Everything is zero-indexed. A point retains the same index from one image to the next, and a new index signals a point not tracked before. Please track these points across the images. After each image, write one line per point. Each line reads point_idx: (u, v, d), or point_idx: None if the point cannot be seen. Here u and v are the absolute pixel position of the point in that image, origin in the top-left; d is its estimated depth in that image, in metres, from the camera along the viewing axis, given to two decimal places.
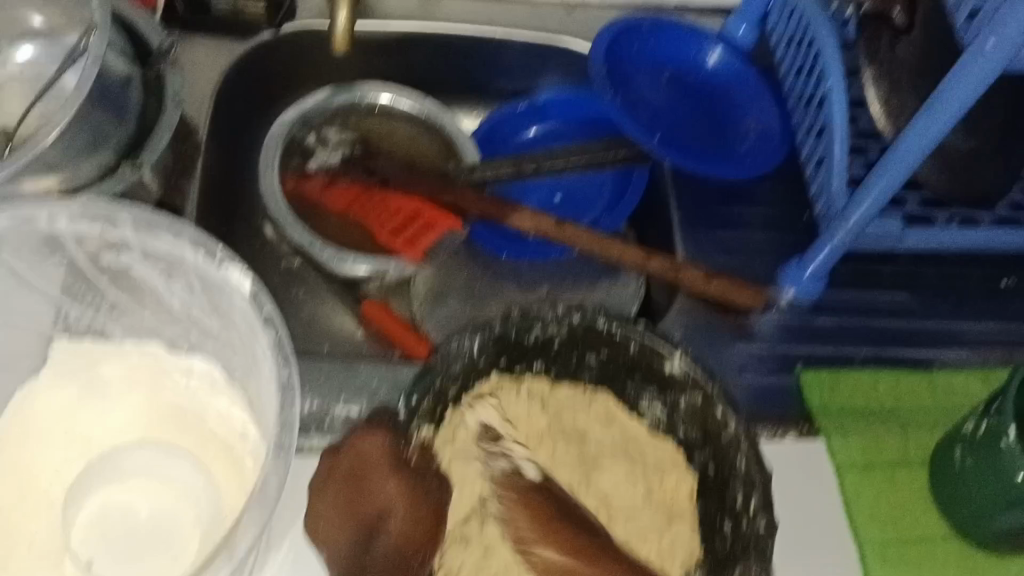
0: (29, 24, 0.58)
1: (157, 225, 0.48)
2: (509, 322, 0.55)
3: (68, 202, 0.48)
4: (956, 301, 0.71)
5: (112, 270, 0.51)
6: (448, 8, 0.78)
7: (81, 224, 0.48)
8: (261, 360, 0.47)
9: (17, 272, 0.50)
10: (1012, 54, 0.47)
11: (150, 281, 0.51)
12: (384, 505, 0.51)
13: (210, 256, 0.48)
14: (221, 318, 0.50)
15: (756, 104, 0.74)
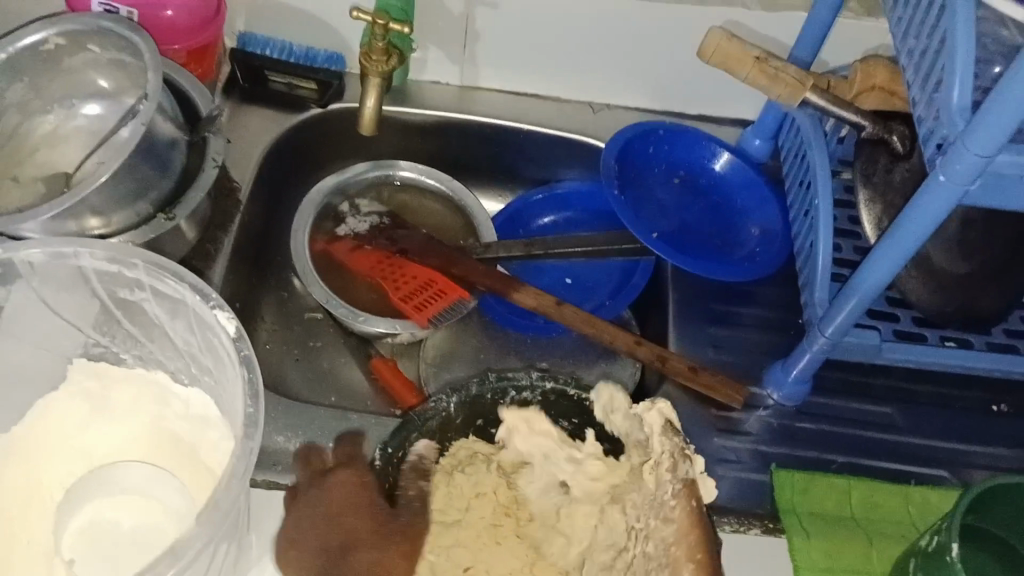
0: (99, 85, 0.66)
1: (165, 269, 0.54)
2: (486, 389, 0.59)
3: (94, 243, 0.54)
4: (946, 421, 0.72)
5: (131, 303, 0.56)
6: (483, 97, 0.84)
7: (101, 264, 0.54)
8: (238, 395, 0.50)
9: (45, 299, 0.56)
10: (967, 189, 0.49)
11: (158, 317, 0.56)
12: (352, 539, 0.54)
13: (206, 300, 0.52)
14: (213, 358, 0.54)
15: (764, 209, 0.78)
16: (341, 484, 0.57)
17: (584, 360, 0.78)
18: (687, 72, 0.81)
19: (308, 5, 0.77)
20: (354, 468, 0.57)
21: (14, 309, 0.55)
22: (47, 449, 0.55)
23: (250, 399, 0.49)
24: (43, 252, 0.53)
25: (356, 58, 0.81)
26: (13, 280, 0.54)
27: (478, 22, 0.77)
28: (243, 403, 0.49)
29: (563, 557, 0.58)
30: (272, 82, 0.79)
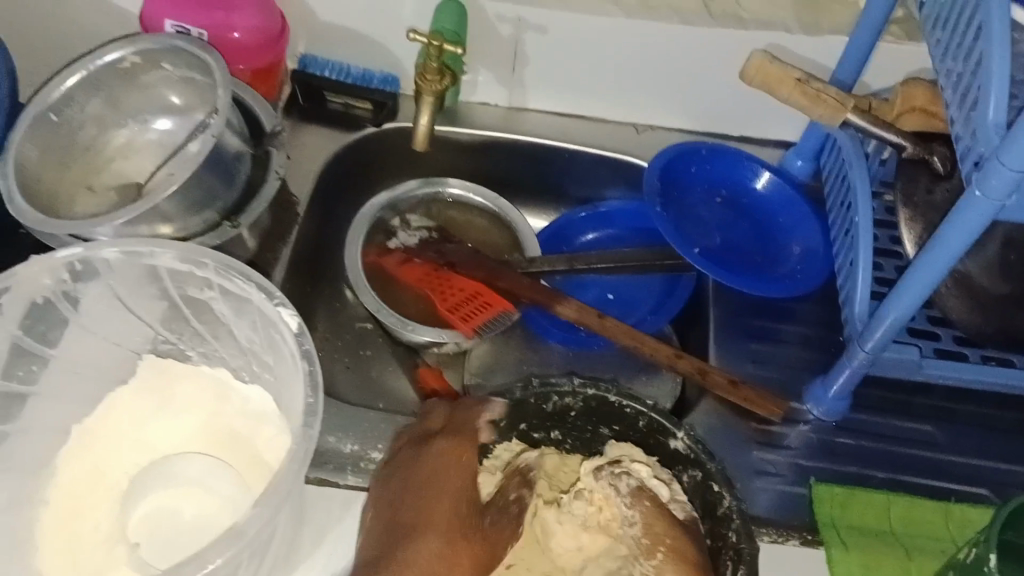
0: (170, 102, 0.70)
1: (232, 270, 0.57)
2: (530, 393, 0.61)
3: (170, 245, 0.57)
4: (987, 441, 0.72)
5: (198, 301, 0.60)
6: (530, 118, 0.87)
7: (177, 263, 0.58)
8: (299, 387, 0.53)
9: (120, 297, 0.60)
10: (1002, 204, 0.50)
11: (225, 316, 0.59)
12: (447, 519, 0.57)
13: (269, 298, 0.55)
14: (275, 355, 0.57)
15: (805, 228, 0.80)
16: (437, 462, 0.59)
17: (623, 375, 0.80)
18: (730, 96, 0.83)
19: (366, 29, 0.81)
20: (458, 441, 0.60)
21: (92, 302, 0.59)
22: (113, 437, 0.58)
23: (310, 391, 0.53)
24: (119, 250, 0.57)
25: (409, 79, 0.85)
26: (91, 276, 0.58)
27: (527, 46, 0.80)
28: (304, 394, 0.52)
29: (570, 559, 0.59)
30: (330, 103, 0.83)
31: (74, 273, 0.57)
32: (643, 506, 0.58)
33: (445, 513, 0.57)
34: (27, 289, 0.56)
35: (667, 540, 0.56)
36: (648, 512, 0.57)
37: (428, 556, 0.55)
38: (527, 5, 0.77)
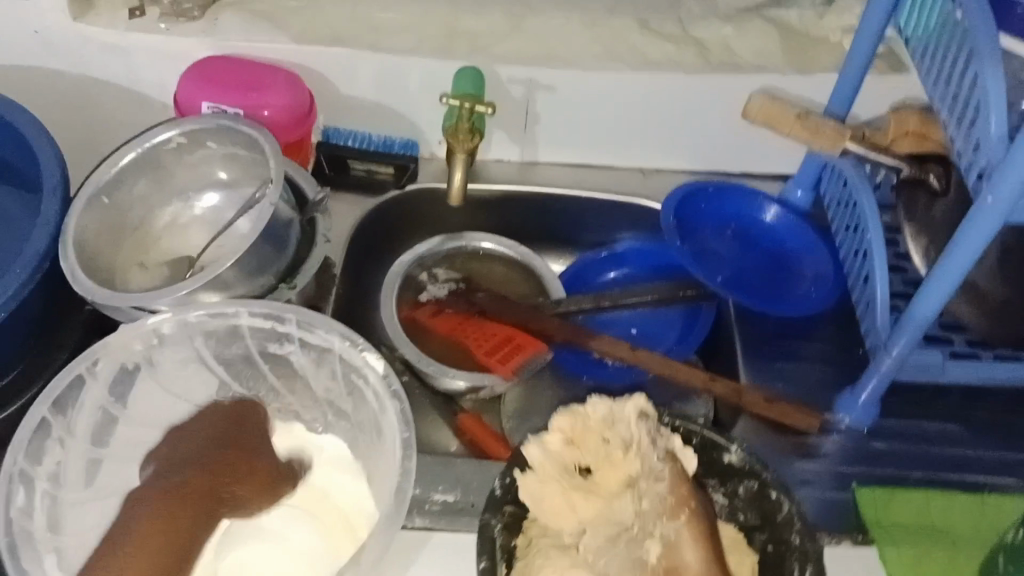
0: (218, 178, 0.74)
1: (315, 323, 0.63)
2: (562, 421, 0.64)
3: (252, 302, 0.63)
4: (1012, 434, 0.76)
5: (277, 357, 0.65)
6: (543, 171, 0.92)
7: (258, 319, 0.63)
8: (386, 426, 0.59)
9: (203, 357, 0.65)
10: (1011, 209, 0.55)
11: (303, 367, 0.65)
12: (226, 455, 0.60)
13: (352, 344, 0.62)
14: (354, 400, 0.63)
15: (814, 252, 0.84)
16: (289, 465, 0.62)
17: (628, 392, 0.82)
18: (729, 137, 0.89)
19: (387, 100, 0.86)
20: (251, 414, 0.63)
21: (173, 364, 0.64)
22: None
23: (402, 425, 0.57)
24: (206, 311, 0.63)
25: (427, 144, 0.90)
26: (175, 339, 0.63)
27: (538, 104, 0.86)
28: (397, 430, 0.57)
29: (568, 524, 0.61)
30: (353, 170, 0.87)
31: (158, 340, 0.63)
32: (672, 465, 0.62)
33: (225, 451, 0.60)
34: (113, 356, 0.62)
35: (692, 501, 0.61)
36: (675, 474, 0.62)
37: (169, 483, 0.58)
38: (537, 68, 0.83)
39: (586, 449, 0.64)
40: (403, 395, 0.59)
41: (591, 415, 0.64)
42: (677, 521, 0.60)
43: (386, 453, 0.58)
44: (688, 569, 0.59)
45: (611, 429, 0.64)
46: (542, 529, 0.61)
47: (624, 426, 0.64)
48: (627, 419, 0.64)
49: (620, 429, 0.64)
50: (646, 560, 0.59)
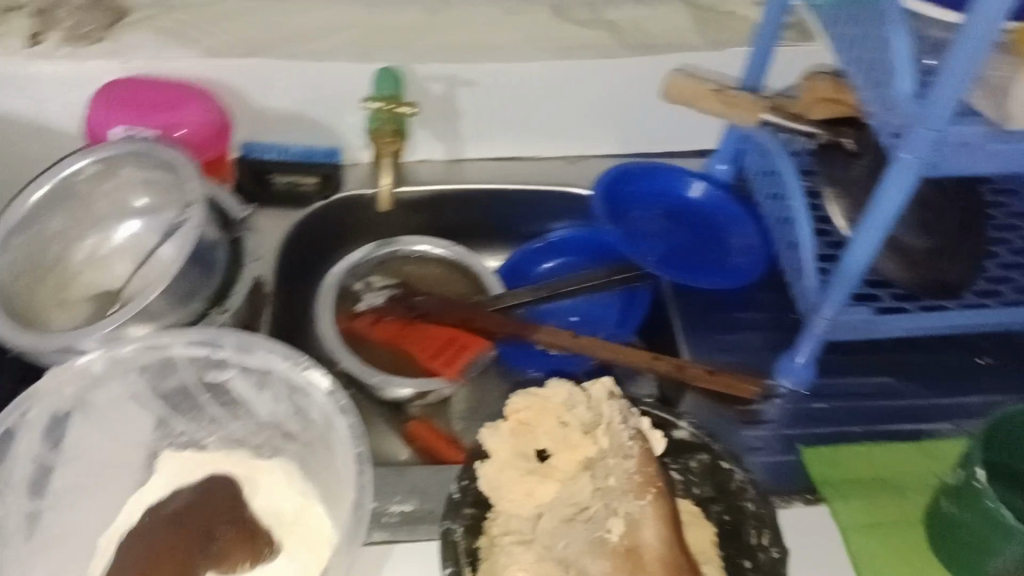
0: (135, 205, 0.72)
1: (253, 345, 0.61)
2: (519, 404, 0.65)
3: (185, 331, 0.61)
4: (943, 380, 0.79)
5: (216, 384, 0.63)
6: (470, 167, 0.91)
7: (193, 347, 0.61)
8: (338, 439, 0.58)
9: (138, 393, 0.62)
10: (925, 163, 0.57)
11: (243, 391, 0.63)
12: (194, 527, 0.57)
13: (295, 363, 0.60)
14: (301, 419, 0.61)
15: (742, 223, 0.86)
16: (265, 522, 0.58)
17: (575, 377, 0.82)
18: (650, 117, 0.90)
19: (305, 109, 0.84)
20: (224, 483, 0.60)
21: (107, 404, 0.61)
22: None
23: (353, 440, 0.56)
24: (138, 344, 0.60)
25: (350, 150, 0.88)
26: (108, 378, 0.60)
27: (459, 100, 0.86)
28: (348, 443, 0.56)
29: (523, 509, 0.61)
30: (275, 183, 0.85)
31: (91, 379, 0.60)
32: (641, 445, 0.63)
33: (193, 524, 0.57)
34: (46, 402, 0.58)
35: (658, 483, 0.61)
36: (644, 454, 0.62)
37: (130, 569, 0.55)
38: (455, 64, 0.83)
39: (541, 431, 0.64)
40: (352, 408, 0.58)
41: (550, 398, 0.65)
42: (642, 500, 0.60)
43: (341, 472, 0.57)
44: (648, 549, 0.58)
45: (570, 411, 0.65)
46: (505, 524, 0.60)
47: (582, 408, 0.65)
48: (586, 402, 0.65)
49: (578, 412, 0.64)
50: (606, 540, 0.59)
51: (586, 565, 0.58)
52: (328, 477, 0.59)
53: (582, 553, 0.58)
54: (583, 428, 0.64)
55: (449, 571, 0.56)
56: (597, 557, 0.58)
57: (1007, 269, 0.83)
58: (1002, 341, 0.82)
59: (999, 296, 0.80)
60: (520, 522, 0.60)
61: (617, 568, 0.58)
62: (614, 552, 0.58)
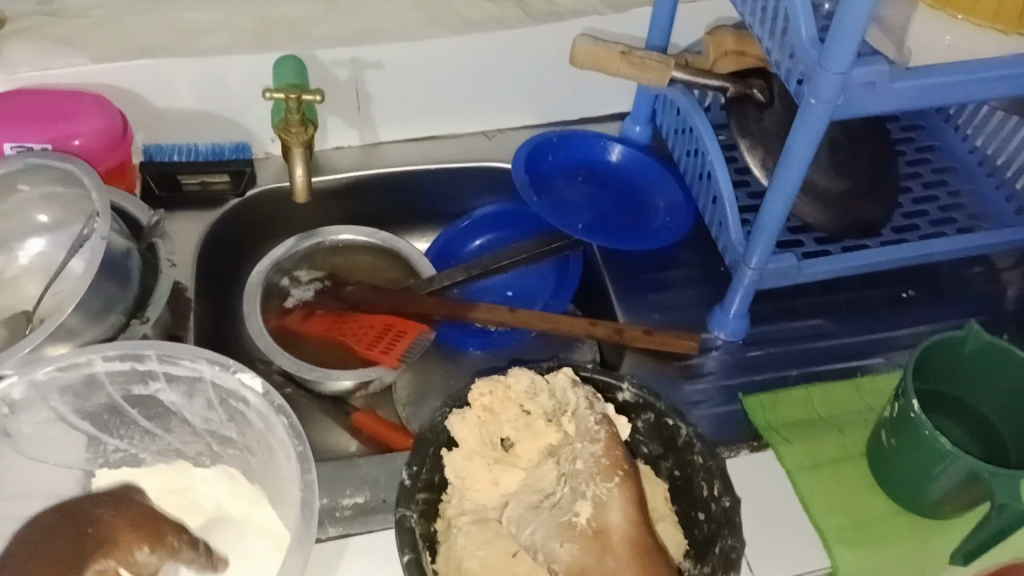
0: (39, 220, 0.68)
1: (178, 353, 0.58)
2: (484, 388, 0.63)
3: (103, 346, 0.57)
4: (869, 317, 0.81)
5: (144, 398, 0.61)
6: (387, 150, 0.90)
7: (115, 363, 0.58)
8: (279, 436, 0.56)
9: (64, 415, 0.59)
10: (834, 106, 0.58)
11: (174, 401, 0.60)
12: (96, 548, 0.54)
13: (224, 367, 0.58)
14: (237, 423, 0.59)
15: (664, 182, 0.87)
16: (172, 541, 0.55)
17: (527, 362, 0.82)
18: (563, 84, 0.90)
19: (209, 105, 0.81)
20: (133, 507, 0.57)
21: (34, 430, 0.59)
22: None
23: (294, 438, 0.55)
24: (56, 366, 0.57)
25: (261, 143, 0.86)
26: (30, 403, 0.57)
27: (367, 84, 0.84)
28: (290, 443, 0.55)
29: (489, 498, 0.62)
30: (186, 185, 0.82)
31: (11, 405, 0.57)
32: (608, 428, 0.62)
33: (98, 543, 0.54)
34: None
35: (625, 465, 0.61)
36: (611, 437, 0.62)
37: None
38: (359, 45, 0.80)
39: (505, 418, 0.64)
40: (289, 407, 0.56)
41: (512, 385, 0.64)
42: (609, 483, 0.59)
43: (286, 475, 0.56)
44: (613, 531, 0.58)
45: (532, 399, 0.64)
46: (459, 505, 0.61)
47: (545, 396, 0.64)
48: (549, 390, 0.64)
49: (541, 399, 0.64)
50: (573, 523, 0.58)
51: (554, 549, 0.58)
52: (274, 478, 0.57)
53: (549, 538, 0.58)
54: (546, 415, 0.64)
55: (408, 558, 0.55)
56: (565, 541, 0.58)
57: (920, 204, 0.86)
58: (921, 274, 0.85)
59: (915, 230, 0.83)
60: (477, 503, 0.61)
61: (586, 550, 0.57)
62: (583, 535, 0.58)
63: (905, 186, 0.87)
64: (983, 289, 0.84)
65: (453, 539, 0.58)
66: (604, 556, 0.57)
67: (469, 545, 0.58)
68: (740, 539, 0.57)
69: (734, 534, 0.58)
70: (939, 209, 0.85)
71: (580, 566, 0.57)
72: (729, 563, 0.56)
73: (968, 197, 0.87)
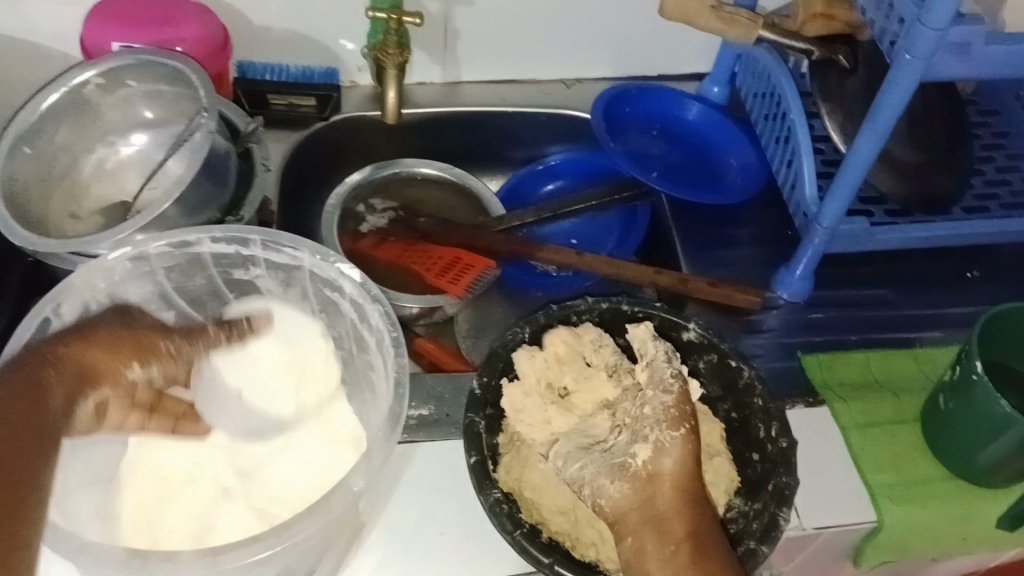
0: (144, 116, 0.72)
1: (281, 240, 0.63)
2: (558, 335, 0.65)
3: (213, 227, 0.62)
4: (932, 291, 0.82)
5: (242, 282, 0.66)
6: (467, 90, 0.91)
7: (222, 244, 0.63)
8: (372, 319, 0.61)
9: (167, 292, 0.64)
10: (928, 63, 0.59)
11: (270, 290, 0.66)
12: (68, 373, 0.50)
13: (324, 258, 0.62)
14: (327, 314, 0.66)
15: (737, 143, 0.88)
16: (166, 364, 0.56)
17: (592, 292, 0.85)
18: (645, 38, 0.91)
19: (303, 29, 0.83)
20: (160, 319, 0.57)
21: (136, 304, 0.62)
22: (149, 492, 0.57)
23: (387, 324, 0.60)
24: (168, 243, 0.61)
25: (348, 72, 0.88)
26: (136, 278, 0.61)
27: (456, 21, 0.85)
28: (385, 327, 0.60)
29: (538, 434, 0.62)
30: (274, 104, 0.85)
31: (121, 275, 0.60)
32: (682, 384, 0.61)
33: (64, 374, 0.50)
34: (75, 297, 0.57)
35: (691, 419, 0.59)
36: (683, 392, 0.61)
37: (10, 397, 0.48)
38: None
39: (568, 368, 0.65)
40: (384, 296, 0.61)
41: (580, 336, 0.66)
42: (674, 432, 0.58)
43: (379, 373, 0.60)
44: (666, 476, 0.56)
45: (596, 351, 0.66)
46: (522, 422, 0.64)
47: (609, 350, 0.66)
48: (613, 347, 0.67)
49: (604, 354, 0.66)
50: (626, 465, 0.57)
51: (604, 486, 0.56)
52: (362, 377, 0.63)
53: (599, 474, 0.57)
54: (607, 370, 0.65)
55: (473, 460, 0.59)
56: (616, 479, 0.56)
57: (991, 187, 0.86)
58: (987, 255, 0.86)
59: (985, 212, 0.83)
60: (538, 433, 0.62)
61: (635, 490, 0.56)
62: (635, 477, 0.57)
63: (979, 168, 0.88)
64: None
65: (518, 452, 0.62)
66: (655, 498, 0.56)
67: (536, 465, 0.61)
68: (795, 478, 0.59)
69: (790, 472, 0.59)
70: (1010, 193, 0.85)
71: (628, 506, 0.56)
72: (785, 499, 0.58)
73: None
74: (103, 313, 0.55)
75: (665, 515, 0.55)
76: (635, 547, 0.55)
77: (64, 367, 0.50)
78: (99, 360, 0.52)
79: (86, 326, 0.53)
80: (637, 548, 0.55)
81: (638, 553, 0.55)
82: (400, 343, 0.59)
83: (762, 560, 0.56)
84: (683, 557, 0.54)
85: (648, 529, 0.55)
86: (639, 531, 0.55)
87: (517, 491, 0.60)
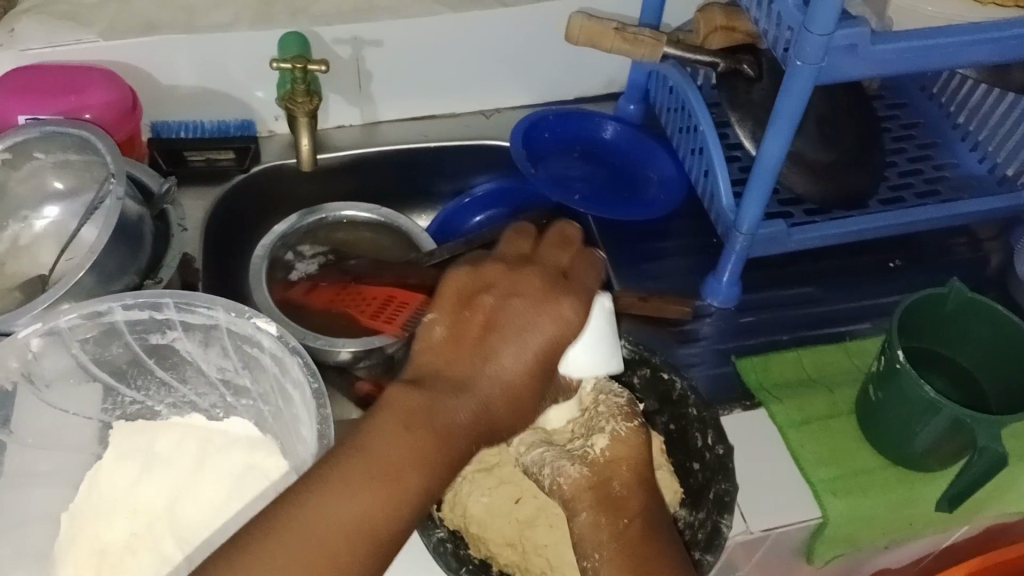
0: (54, 187, 0.71)
1: (195, 301, 0.63)
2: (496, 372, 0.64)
3: (124, 294, 0.63)
4: (857, 284, 0.84)
5: (160, 347, 0.66)
6: (386, 129, 0.92)
7: (135, 310, 0.63)
8: (292, 370, 0.61)
9: (84, 364, 0.64)
10: (818, 68, 0.60)
11: (190, 352, 0.66)
12: (434, 458, 0.51)
13: (240, 314, 0.63)
14: (252, 370, 0.65)
15: (657, 158, 0.89)
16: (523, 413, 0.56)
17: None
18: (558, 62, 0.92)
19: (214, 84, 0.83)
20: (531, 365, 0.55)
21: (57, 378, 0.64)
22: (90, 567, 0.60)
23: (309, 376, 0.60)
24: (78, 316, 0.62)
25: (265, 122, 0.88)
26: (51, 351, 0.62)
27: (367, 62, 0.86)
28: (305, 377, 0.60)
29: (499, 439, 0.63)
30: (192, 161, 0.84)
31: (34, 352, 0.61)
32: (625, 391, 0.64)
33: (432, 461, 0.50)
34: None
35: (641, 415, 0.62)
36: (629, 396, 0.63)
37: (397, 463, 0.49)
38: (361, 23, 0.82)
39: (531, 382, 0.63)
40: (303, 346, 0.61)
41: None
42: (628, 423, 0.60)
43: (302, 419, 0.60)
44: (622, 460, 0.58)
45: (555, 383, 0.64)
46: None
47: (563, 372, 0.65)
48: None
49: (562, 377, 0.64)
50: (586, 453, 0.58)
51: (562, 466, 0.57)
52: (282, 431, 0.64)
53: (559, 457, 0.58)
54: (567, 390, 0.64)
55: None
56: (575, 462, 0.58)
57: (904, 177, 0.88)
58: (907, 244, 0.88)
59: (900, 202, 0.86)
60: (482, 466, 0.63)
61: (593, 471, 0.57)
62: (593, 461, 0.58)
63: (891, 160, 0.90)
64: (965, 258, 0.87)
65: (465, 484, 0.62)
66: (612, 479, 0.57)
67: (481, 496, 0.61)
68: (734, 482, 0.60)
69: (729, 478, 0.60)
70: (923, 182, 0.88)
71: (584, 485, 0.56)
72: (726, 505, 0.59)
73: (950, 170, 0.89)
74: (529, 355, 0.55)
75: (621, 496, 0.56)
76: (590, 522, 0.55)
77: (480, 418, 0.53)
78: (502, 420, 0.54)
79: (517, 350, 0.55)
80: (593, 522, 0.55)
81: (592, 527, 0.55)
82: (321, 394, 0.59)
83: (707, 569, 0.56)
84: (635, 531, 0.54)
85: (603, 506, 0.55)
86: (593, 507, 0.55)
87: (463, 528, 0.60)
